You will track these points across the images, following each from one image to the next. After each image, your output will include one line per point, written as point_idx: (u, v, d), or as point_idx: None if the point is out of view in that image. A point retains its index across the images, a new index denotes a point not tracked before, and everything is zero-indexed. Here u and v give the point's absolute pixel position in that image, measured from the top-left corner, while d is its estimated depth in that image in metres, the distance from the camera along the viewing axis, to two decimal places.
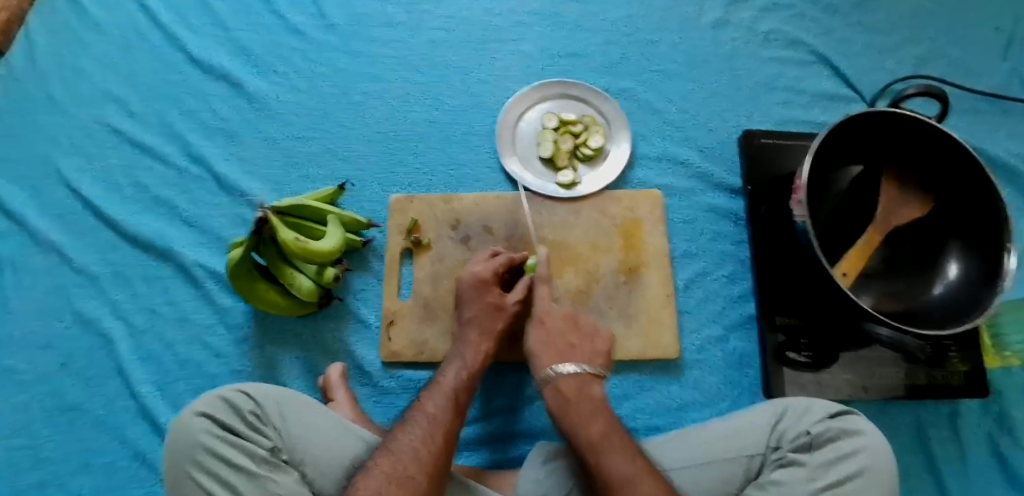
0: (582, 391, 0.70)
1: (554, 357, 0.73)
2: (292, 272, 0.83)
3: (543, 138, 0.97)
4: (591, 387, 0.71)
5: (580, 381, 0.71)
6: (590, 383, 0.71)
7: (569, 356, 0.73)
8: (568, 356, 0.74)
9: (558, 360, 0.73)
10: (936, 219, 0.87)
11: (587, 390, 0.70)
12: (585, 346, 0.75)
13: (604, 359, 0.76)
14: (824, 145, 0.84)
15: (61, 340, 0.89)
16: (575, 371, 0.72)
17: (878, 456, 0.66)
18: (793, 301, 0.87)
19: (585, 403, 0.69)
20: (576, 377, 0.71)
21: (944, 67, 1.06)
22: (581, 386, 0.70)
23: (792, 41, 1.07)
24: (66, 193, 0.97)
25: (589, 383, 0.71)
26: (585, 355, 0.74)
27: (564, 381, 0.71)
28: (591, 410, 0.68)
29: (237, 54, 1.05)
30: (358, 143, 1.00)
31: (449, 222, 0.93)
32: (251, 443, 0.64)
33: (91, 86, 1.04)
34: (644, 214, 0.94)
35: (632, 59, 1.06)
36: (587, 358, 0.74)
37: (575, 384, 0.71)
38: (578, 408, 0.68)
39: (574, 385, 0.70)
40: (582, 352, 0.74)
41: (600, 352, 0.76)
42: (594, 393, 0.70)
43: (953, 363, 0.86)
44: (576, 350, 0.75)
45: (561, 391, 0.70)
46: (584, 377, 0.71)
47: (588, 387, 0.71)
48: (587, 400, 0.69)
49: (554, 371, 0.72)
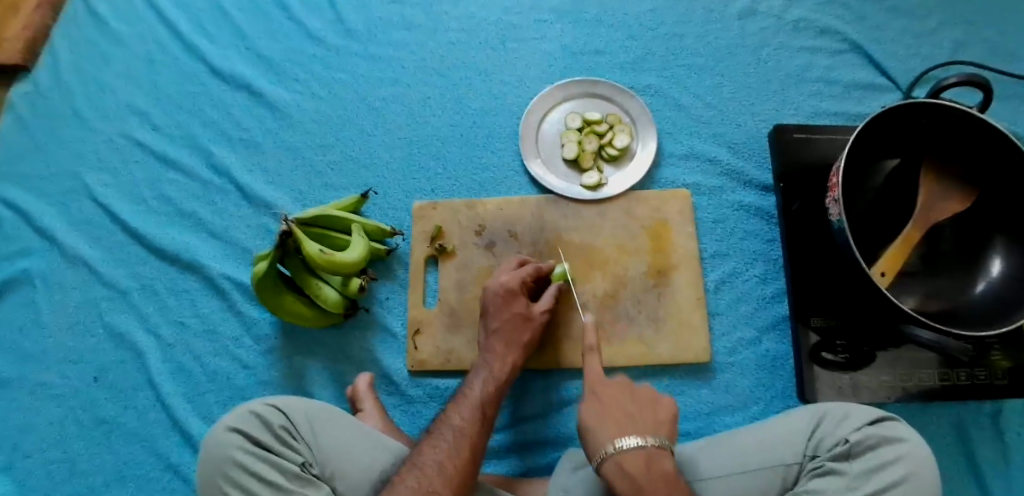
0: (651, 470, 0.58)
1: (612, 430, 0.61)
2: (317, 283, 0.83)
3: (567, 139, 0.95)
4: (663, 464, 0.59)
5: (648, 459, 0.59)
6: (659, 457, 0.59)
7: (629, 428, 0.61)
8: (628, 426, 0.61)
9: (619, 434, 0.61)
10: (978, 214, 0.83)
11: (658, 467, 0.59)
12: (645, 415, 0.63)
13: (667, 427, 0.63)
14: (860, 139, 0.81)
15: (94, 353, 0.90)
16: (640, 445, 0.59)
17: (922, 465, 0.63)
18: (827, 301, 0.84)
19: (660, 487, 0.57)
20: (644, 454, 0.59)
21: (984, 51, 1.01)
22: (649, 463, 0.59)
23: (823, 30, 1.03)
24: (94, 207, 0.98)
25: (660, 459, 0.59)
26: (648, 425, 0.62)
27: (631, 461, 0.59)
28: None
29: (257, 62, 1.05)
30: (378, 149, 0.99)
31: (473, 227, 0.92)
32: (282, 457, 0.64)
33: (114, 100, 1.04)
34: (672, 215, 0.92)
35: (656, 54, 1.03)
36: (650, 426, 0.62)
37: (643, 463, 0.59)
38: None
39: (642, 464, 0.59)
40: (644, 420, 0.62)
41: (661, 417, 0.64)
42: (665, 471, 0.59)
43: (995, 361, 0.82)
44: (637, 419, 0.63)
45: (629, 474, 0.58)
46: (652, 452, 0.59)
47: (658, 464, 0.59)
48: (661, 481, 0.58)
49: (618, 448, 0.60)
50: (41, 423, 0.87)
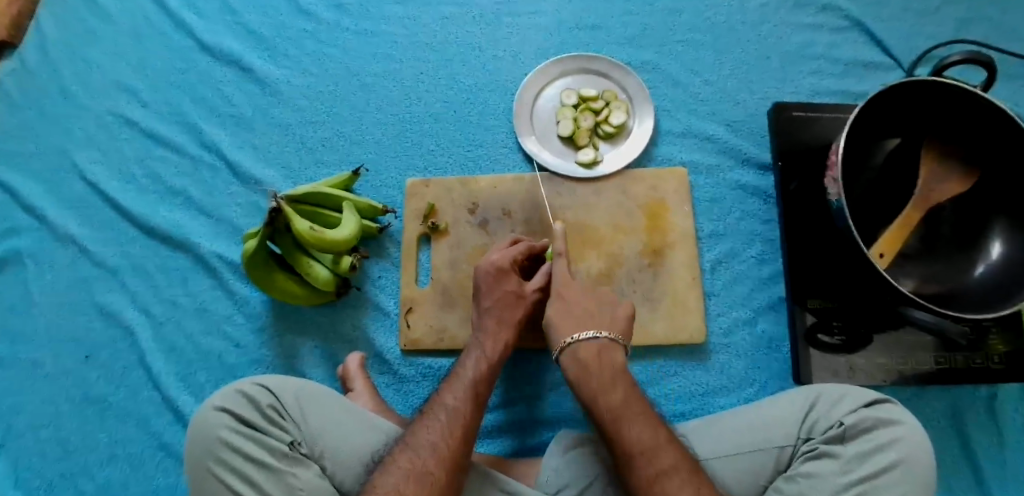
0: (602, 358, 0.69)
1: (570, 325, 0.72)
2: (308, 261, 0.82)
3: (562, 116, 0.94)
4: (612, 353, 0.70)
5: (600, 349, 0.69)
6: (610, 349, 0.70)
7: (586, 323, 0.71)
8: (586, 321, 0.72)
9: (576, 327, 0.71)
10: (980, 196, 0.81)
11: (607, 356, 0.69)
12: (605, 314, 0.73)
13: (625, 327, 0.73)
14: (861, 118, 0.80)
15: (85, 332, 0.89)
16: (594, 338, 0.70)
17: (917, 448, 0.63)
18: (825, 283, 0.83)
19: (605, 372, 0.68)
20: (596, 345, 0.70)
21: (988, 29, 0.99)
22: (601, 352, 0.69)
23: (824, 6, 1.01)
24: (83, 185, 0.96)
25: (610, 349, 0.70)
26: (604, 321, 0.72)
27: (583, 350, 0.69)
28: (610, 379, 0.67)
29: (247, 38, 1.02)
30: (371, 126, 0.97)
31: (466, 206, 0.90)
32: (270, 437, 0.63)
33: (102, 77, 1.02)
34: (669, 194, 0.90)
35: (654, 30, 1.01)
36: (606, 325, 0.72)
37: (595, 352, 0.69)
38: (597, 378, 0.67)
39: (594, 354, 0.69)
40: (601, 318, 0.72)
41: (620, 319, 0.74)
42: (614, 360, 0.69)
43: (991, 345, 0.81)
44: (595, 316, 0.73)
45: (580, 360, 0.69)
46: (604, 344, 0.70)
47: (609, 354, 0.69)
48: (608, 368, 0.68)
49: (573, 339, 0.70)
50: (32, 403, 0.87)
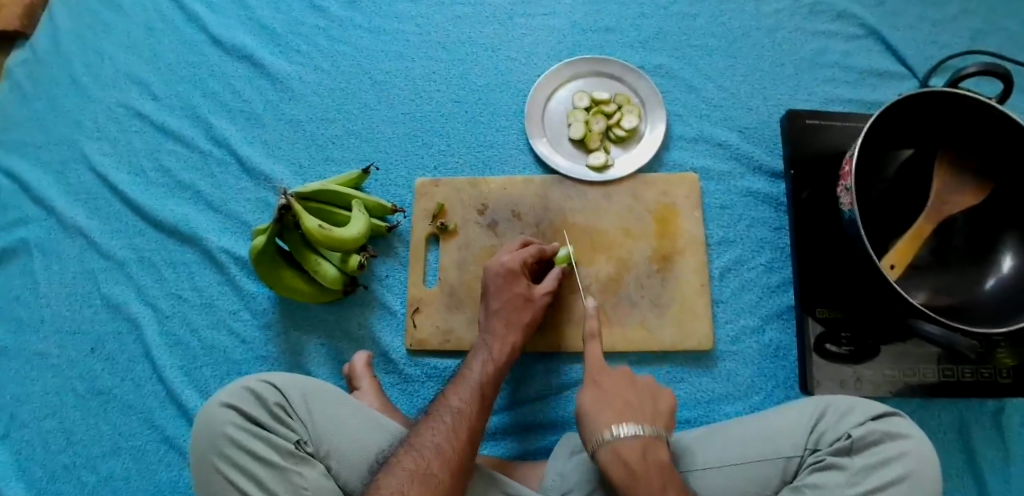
0: (647, 457, 0.61)
1: (608, 418, 0.64)
2: (317, 259, 0.81)
3: (574, 119, 0.93)
4: (657, 453, 0.62)
5: (644, 447, 0.62)
6: (655, 447, 0.62)
7: (626, 416, 0.63)
8: (625, 414, 0.64)
9: (616, 421, 0.63)
10: (994, 208, 0.81)
11: (653, 456, 0.61)
12: (645, 406, 0.65)
13: (665, 418, 0.66)
14: (875, 128, 0.79)
15: (91, 323, 0.89)
16: (636, 435, 0.62)
17: (925, 462, 0.62)
18: (834, 292, 0.83)
19: (653, 476, 0.60)
20: (639, 442, 0.62)
21: (1004, 41, 0.98)
22: (646, 451, 0.61)
23: (840, 14, 1.00)
24: (92, 177, 0.96)
25: (654, 447, 0.62)
26: (645, 414, 0.64)
27: (626, 449, 0.61)
28: (660, 486, 0.59)
29: (259, 32, 1.02)
30: (381, 124, 0.97)
31: (475, 207, 0.90)
32: (276, 435, 0.63)
33: (114, 69, 1.02)
34: (679, 199, 0.90)
35: (668, 34, 1.00)
36: (648, 418, 0.64)
37: (639, 452, 0.61)
38: (647, 484, 0.59)
39: (638, 454, 0.61)
40: (642, 411, 0.64)
41: (660, 410, 0.66)
42: (660, 460, 0.61)
43: (1000, 359, 0.81)
44: (635, 407, 0.65)
45: (624, 461, 0.61)
46: (647, 441, 0.62)
47: (653, 452, 0.62)
48: (655, 471, 0.60)
49: (614, 436, 0.62)
50: (37, 392, 0.87)
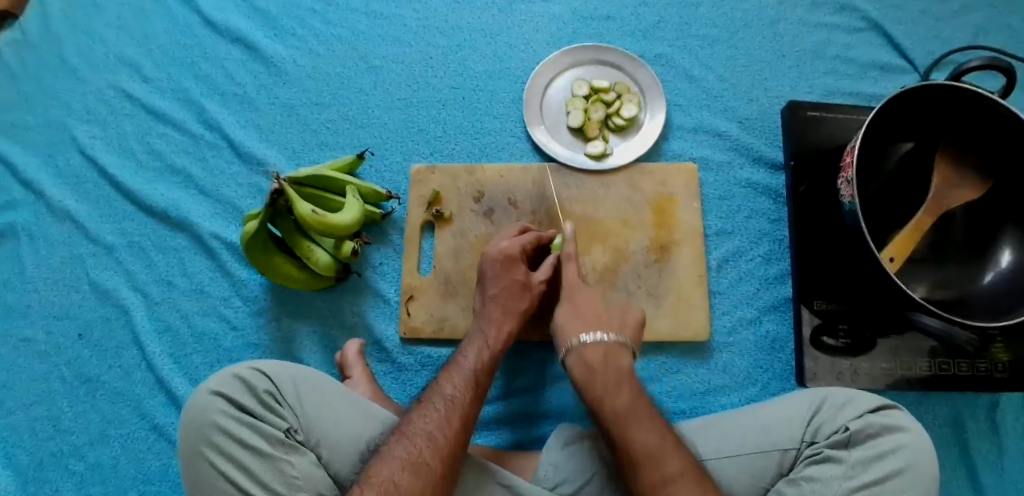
0: (607, 360, 0.67)
1: (578, 328, 0.70)
2: (309, 245, 0.80)
3: (572, 107, 0.92)
4: (618, 357, 0.68)
5: (606, 351, 0.68)
6: (616, 353, 0.68)
7: (595, 326, 0.70)
8: (594, 325, 0.70)
9: (584, 330, 0.70)
10: (994, 203, 0.80)
11: (613, 360, 0.68)
12: (614, 317, 0.72)
13: (633, 330, 0.72)
14: (877, 120, 0.78)
15: (79, 309, 0.88)
16: (601, 341, 0.69)
17: (923, 456, 0.62)
18: (832, 285, 0.82)
19: (610, 374, 0.66)
20: (602, 346, 0.68)
21: (1005, 37, 0.97)
22: (607, 355, 0.68)
23: (842, 6, 0.99)
24: (82, 160, 0.94)
25: (617, 352, 0.68)
26: (613, 325, 0.71)
27: (589, 353, 0.68)
28: (615, 382, 0.66)
29: (253, 15, 1.00)
30: (377, 110, 0.95)
31: (472, 194, 0.89)
32: (265, 423, 0.62)
33: (104, 51, 1.00)
34: (678, 189, 0.89)
35: (669, 23, 0.99)
36: (616, 327, 0.71)
37: (601, 353, 0.68)
38: (603, 380, 0.66)
39: (600, 356, 0.68)
40: (610, 322, 0.71)
41: (629, 324, 0.72)
42: (620, 363, 0.68)
43: (995, 353, 0.81)
44: (605, 318, 0.71)
45: (587, 362, 0.68)
46: (611, 345, 0.69)
47: (614, 357, 0.68)
48: (613, 370, 0.67)
49: (580, 342, 0.69)
50: (23, 379, 0.85)
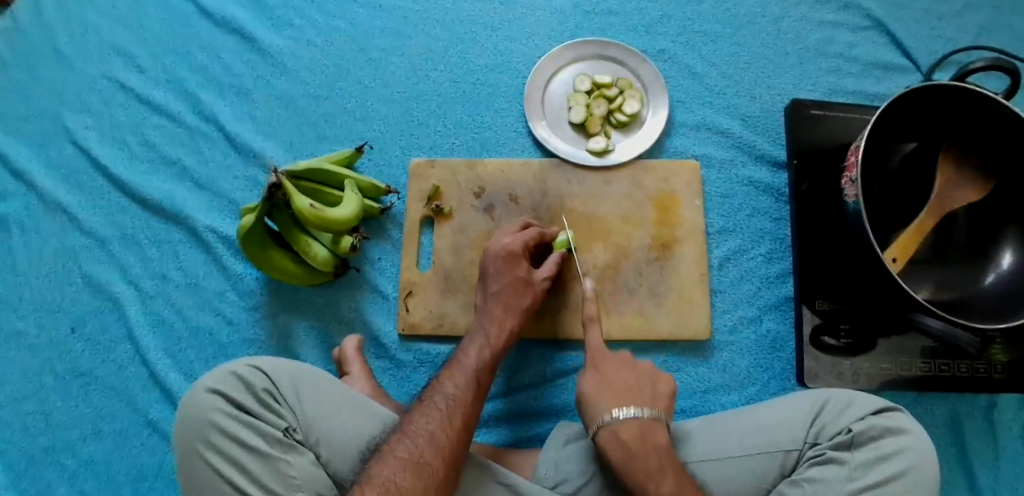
0: (645, 439, 0.63)
1: (609, 402, 0.66)
2: (307, 240, 0.79)
3: (574, 102, 0.91)
4: (656, 434, 0.64)
5: (643, 430, 0.63)
6: (653, 430, 0.64)
7: (627, 400, 0.66)
8: (626, 399, 0.66)
9: (615, 405, 0.65)
10: (996, 204, 0.80)
11: (651, 439, 0.63)
12: (645, 390, 0.67)
13: (665, 403, 0.68)
14: (882, 119, 0.77)
15: (71, 302, 0.86)
16: (635, 417, 0.64)
17: (925, 459, 0.62)
18: (833, 284, 0.82)
19: (650, 457, 0.62)
20: (637, 425, 0.64)
21: (1008, 37, 0.97)
22: (644, 434, 0.63)
23: (846, 3, 0.98)
24: (74, 151, 0.93)
25: (653, 429, 0.64)
26: (645, 398, 0.66)
27: (626, 432, 0.63)
28: (657, 465, 0.61)
29: (251, 5, 0.98)
30: (376, 103, 0.94)
31: (472, 189, 0.88)
32: (264, 422, 0.61)
33: (97, 39, 0.98)
34: (680, 187, 0.88)
35: (672, 18, 0.98)
36: (648, 401, 0.66)
37: (637, 435, 0.63)
38: (643, 466, 0.61)
39: (636, 436, 0.63)
40: (641, 395, 0.67)
41: (660, 394, 0.68)
42: (658, 440, 0.63)
43: (994, 354, 0.81)
44: (636, 392, 0.67)
45: (623, 443, 0.63)
46: (646, 423, 0.64)
47: (652, 437, 0.63)
48: (653, 452, 0.62)
49: (612, 419, 0.64)
50: (15, 372, 0.84)
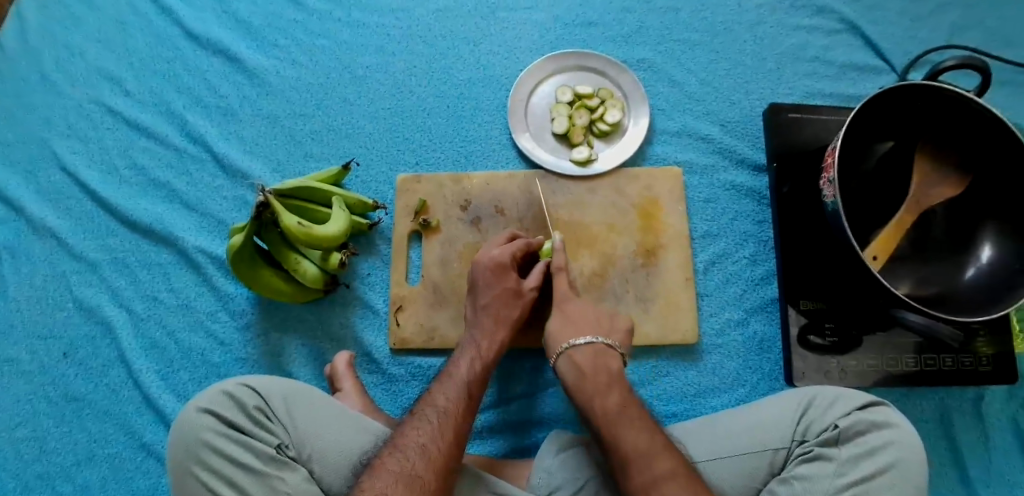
0: (597, 362, 0.70)
1: (568, 334, 0.73)
2: (297, 258, 0.80)
3: (557, 113, 0.92)
4: (608, 359, 0.71)
5: (596, 354, 0.70)
6: (606, 354, 0.71)
7: (584, 331, 0.73)
8: (583, 329, 0.73)
9: (573, 334, 0.73)
10: (973, 199, 0.81)
11: (603, 362, 0.70)
12: (604, 323, 0.75)
13: (621, 336, 0.75)
14: (858, 120, 0.79)
15: (63, 327, 0.86)
16: (590, 344, 0.71)
17: (910, 452, 0.63)
18: (818, 284, 0.83)
19: (601, 377, 0.69)
20: (592, 350, 0.71)
21: (980, 36, 0.99)
22: (596, 357, 0.70)
23: (820, 8, 1.01)
24: (63, 176, 0.93)
25: (606, 355, 0.71)
26: (602, 330, 0.74)
27: (580, 355, 0.70)
28: (605, 383, 0.68)
29: (235, 27, 1.00)
30: (362, 120, 0.95)
31: (459, 202, 0.89)
32: (257, 439, 0.62)
33: (84, 65, 0.99)
34: (663, 193, 0.89)
35: (651, 27, 1.00)
36: (605, 333, 0.73)
37: (591, 358, 0.70)
38: (594, 384, 0.68)
39: (590, 358, 0.70)
40: (598, 325, 0.74)
41: (616, 329, 0.75)
42: (610, 366, 0.70)
43: (979, 347, 0.82)
44: (595, 325, 0.74)
45: (577, 365, 0.70)
46: (600, 349, 0.71)
47: (604, 360, 0.70)
48: (603, 373, 0.69)
49: (570, 345, 0.71)
50: (8, 400, 0.84)
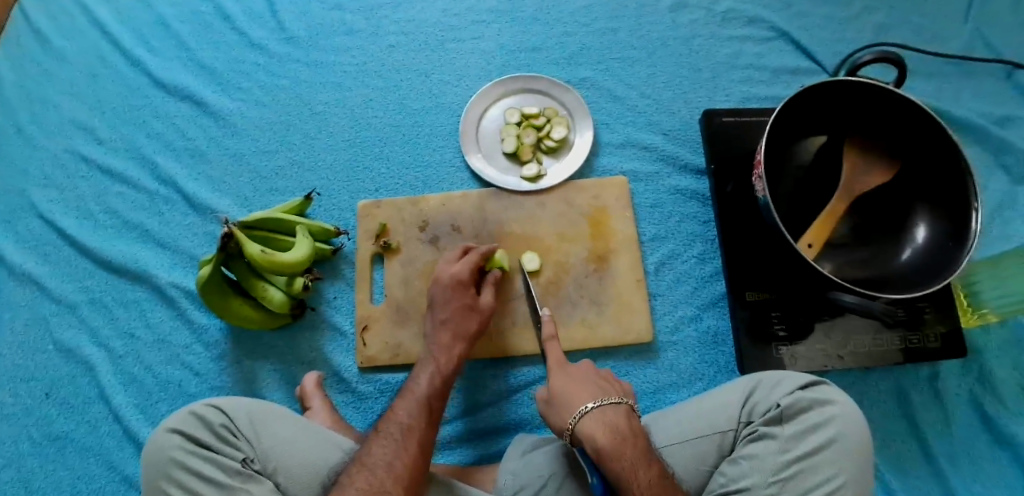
0: (631, 424, 0.67)
1: (589, 393, 0.70)
2: (263, 285, 0.84)
3: (506, 134, 0.98)
4: (635, 421, 0.68)
5: (628, 415, 0.68)
6: (633, 415, 0.69)
7: (604, 390, 0.71)
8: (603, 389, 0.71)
9: (593, 395, 0.70)
10: (903, 184, 0.86)
11: (635, 423, 0.68)
12: (614, 384, 0.73)
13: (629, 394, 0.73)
14: (782, 118, 0.84)
15: (45, 370, 0.90)
16: (619, 404, 0.69)
17: (851, 423, 0.67)
18: (763, 276, 0.87)
19: (639, 441, 0.66)
20: (622, 411, 0.68)
21: (905, 34, 1.05)
22: (628, 419, 0.67)
23: (751, 19, 1.07)
24: (41, 225, 0.98)
25: (633, 416, 0.69)
26: (618, 391, 0.72)
27: (613, 416, 0.67)
28: (645, 450, 0.65)
29: (200, 73, 1.06)
30: (322, 152, 1.00)
31: (417, 224, 0.93)
32: (222, 455, 0.65)
33: (59, 117, 1.05)
34: (610, 201, 0.94)
35: (592, 48, 1.06)
36: (620, 393, 0.72)
37: (625, 418, 0.67)
38: (634, 449, 0.64)
39: (625, 420, 0.67)
40: (612, 387, 0.72)
41: (625, 389, 0.74)
42: (638, 427, 0.68)
43: (928, 325, 0.86)
44: (609, 385, 0.72)
45: (611, 426, 0.66)
46: (628, 409, 0.69)
47: (633, 421, 0.68)
48: (640, 437, 0.66)
49: (596, 405, 0.68)
50: None
